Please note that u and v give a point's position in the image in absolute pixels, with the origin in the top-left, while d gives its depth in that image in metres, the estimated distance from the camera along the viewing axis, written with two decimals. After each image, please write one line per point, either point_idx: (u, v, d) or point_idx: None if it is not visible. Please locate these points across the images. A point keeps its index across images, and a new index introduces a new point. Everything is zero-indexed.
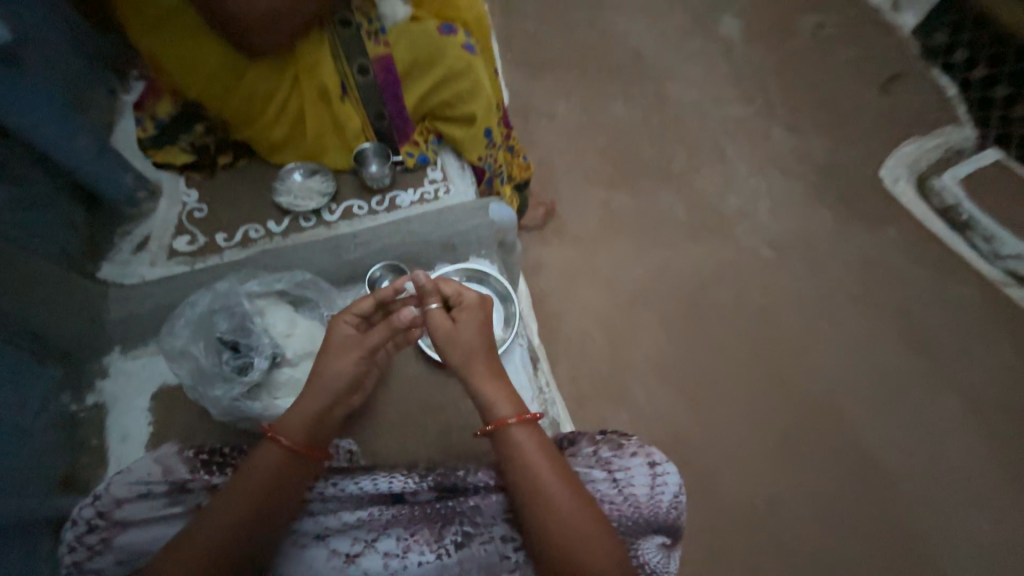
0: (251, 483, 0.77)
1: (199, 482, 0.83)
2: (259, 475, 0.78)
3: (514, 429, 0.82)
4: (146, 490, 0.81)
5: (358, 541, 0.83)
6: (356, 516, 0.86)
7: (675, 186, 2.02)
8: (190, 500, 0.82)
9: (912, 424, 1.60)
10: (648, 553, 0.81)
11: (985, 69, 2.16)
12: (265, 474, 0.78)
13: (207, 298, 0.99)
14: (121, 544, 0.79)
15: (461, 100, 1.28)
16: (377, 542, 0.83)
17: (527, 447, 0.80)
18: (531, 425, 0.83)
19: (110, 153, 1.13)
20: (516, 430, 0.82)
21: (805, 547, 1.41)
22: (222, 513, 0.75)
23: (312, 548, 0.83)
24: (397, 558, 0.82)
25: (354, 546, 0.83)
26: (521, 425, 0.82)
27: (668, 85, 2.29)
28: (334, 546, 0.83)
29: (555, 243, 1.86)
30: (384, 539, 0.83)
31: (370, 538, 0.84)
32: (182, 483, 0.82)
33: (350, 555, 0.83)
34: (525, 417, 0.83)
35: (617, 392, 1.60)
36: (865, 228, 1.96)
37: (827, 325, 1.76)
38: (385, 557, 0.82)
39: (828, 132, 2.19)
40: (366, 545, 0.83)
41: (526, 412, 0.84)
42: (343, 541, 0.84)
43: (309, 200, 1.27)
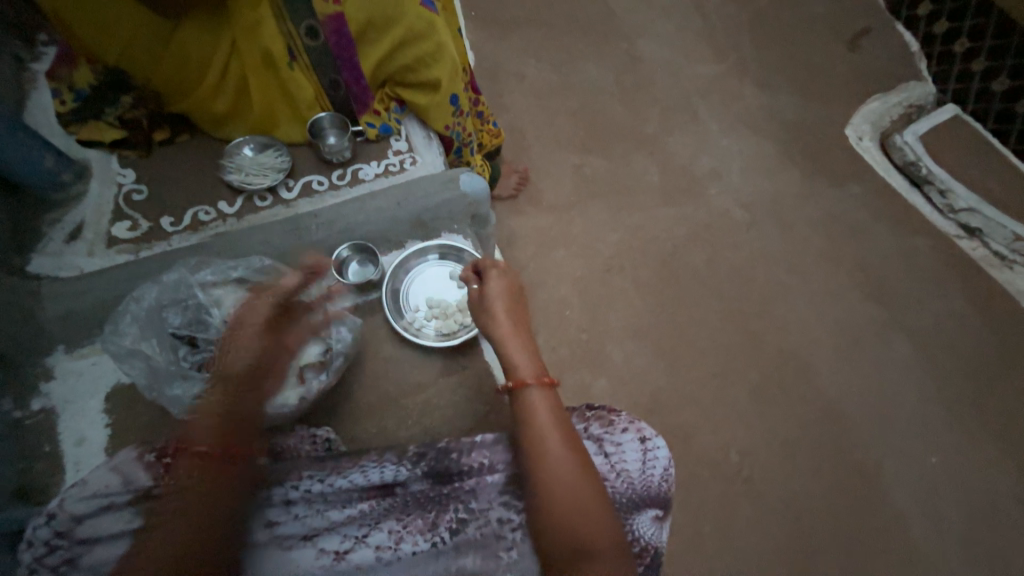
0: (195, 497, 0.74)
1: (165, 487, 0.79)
2: (191, 486, 0.75)
3: (530, 390, 0.83)
4: (108, 503, 0.77)
5: (348, 538, 0.81)
6: (345, 513, 0.83)
7: (649, 150, 1.98)
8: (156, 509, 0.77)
9: (870, 372, 1.70)
10: (642, 527, 0.82)
11: (946, 24, 2.17)
12: (193, 487, 0.74)
13: (154, 292, 0.93)
14: (88, 563, 0.74)
15: (424, 64, 1.18)
16: (367, 537, 0.82)
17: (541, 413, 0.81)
18: (547, 391, 0.83)
19: (17, 129, 0.99)
20: (533, 392, 0.83)
21: (775, 490, 1.51)
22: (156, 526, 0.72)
23: (298, 549, 0.81)
24: (389, 549, 0.81)
25: (343, 543, 0.81)
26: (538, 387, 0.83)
27: (640, 42, 2.21)
28: (321, 545, 0.81)
29: (530, 212, 1.81)
30: (375, 533, 0.82)
31: (360, 534, 0.82)
32: (147, 491, 0.78)
33: (340, 552, 0.80)
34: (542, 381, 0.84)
35: (596, 358, 1.61)
36: (832, 187, 1.99)
37: (795, 282, 1.81)
38: (376, 551, 0.81)
39: (798, 89, 2.18)
40: (356, 542, 0.81)
41: (546, 376, 0.85)
42: (331, 539, 0.81)
43: (263, 177, 1.17)
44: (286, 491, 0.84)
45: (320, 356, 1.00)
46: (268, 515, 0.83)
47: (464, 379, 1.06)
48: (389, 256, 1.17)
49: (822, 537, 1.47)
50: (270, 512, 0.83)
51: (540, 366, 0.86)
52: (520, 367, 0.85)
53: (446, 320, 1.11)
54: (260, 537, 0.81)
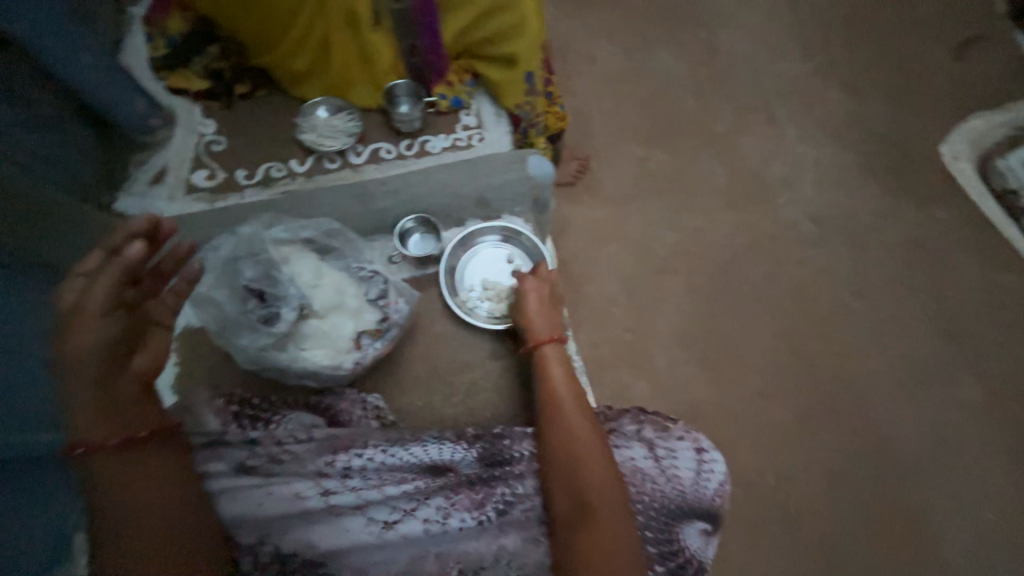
0: (156, 464, 0.73)
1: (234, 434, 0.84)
2: (155, 453, 0.74)
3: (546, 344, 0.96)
4: None
5: (398, 510, 0.81)
6: (401, 488, 0.83)
7: (718, 149, 1.87)
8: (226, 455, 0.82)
9: (932, 413, 1.58)
10: (689, 536, 0.82)
11: None
12: (161, 451, 0.74)
13: (231, 245, 0.97)
14: None
15: (504, 37, 1.13)
16: (415, 511, 0.81)
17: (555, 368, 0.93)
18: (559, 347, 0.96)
19: (117, 72, 1.02)
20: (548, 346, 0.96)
21: (811, 521, 1.44)
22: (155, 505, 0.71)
23: (348, 517, 0.80)
24: (438, 523, 0.81)
25: (392, 514, 0.81)
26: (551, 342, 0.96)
27: (721, 32, 2.06)
28: (370, 514, 0.81)
29: (585, 201, 1.76)
30: (424, 507, 0.82)
31: (409, 506, 0.82)
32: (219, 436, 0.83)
33: (389, 522, 0.81)
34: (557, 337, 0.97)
35: (637, 359, 1.57)
36: (916, 209, 1.83)
37: (860, 306, 1.69)
38: (424, 523, 0.81)
39: (891, 97, 1.99)
40: (404, 514, 0.81)
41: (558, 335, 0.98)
42: (380, 509, 0.81)
43: (333, 140, 1.17)
44: (347, 458, 0.84)
45: (377, 324, 0.99)
46: (324, 481, 0.82)
47: (512, 365, 1.06)
48: (450, 232, 1.14)
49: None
50: (325, 480, 0.82)
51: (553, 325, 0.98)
52: (535, 324, 0.98)
53: (500, 303, 1.09)
54: (313, 500, 0.81)
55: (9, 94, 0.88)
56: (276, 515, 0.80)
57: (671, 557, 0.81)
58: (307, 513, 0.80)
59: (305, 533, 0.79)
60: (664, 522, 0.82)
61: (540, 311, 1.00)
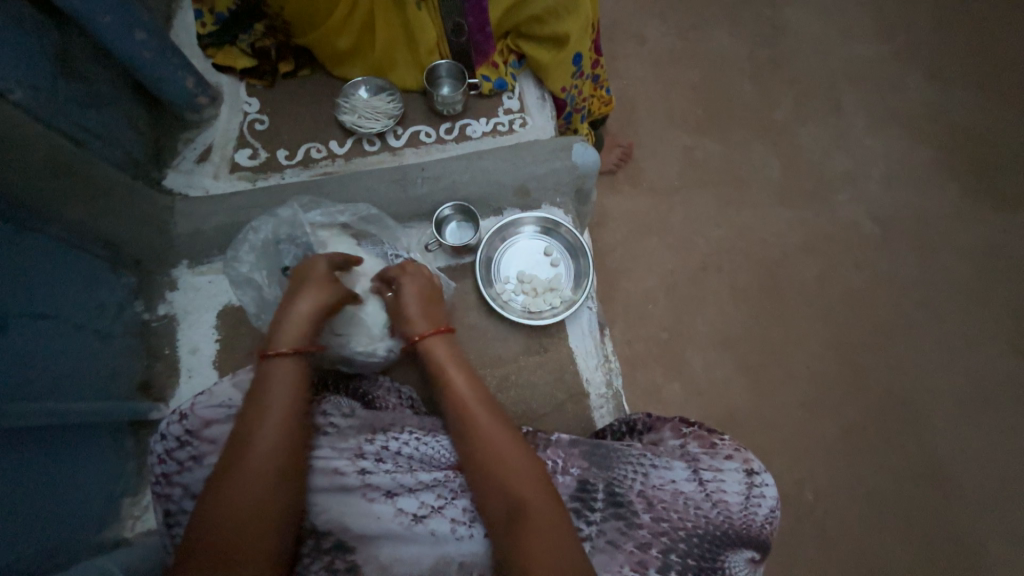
0: (274, 402, 0.74)
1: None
2: (282, 389, 0.76)
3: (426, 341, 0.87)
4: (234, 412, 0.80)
5: (426, 505, 0.79)
6: (430, 477, 0.81)
7: (775, 140, 1.73)
8: None
9: (997, 439, 1.45)
10: (736, 566, 0.76)
11: None
12: (289, 390, 0.76)
13: (271, 226, 0.98)
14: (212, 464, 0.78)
15: (554, 15, 1.06)
16: (443, 509, 0.79)
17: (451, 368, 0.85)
18: (444, 339, 0.88)
19: (168, 50, 1.02)
20: (432, 343, 0.87)
21: (850, 542, 1.36)
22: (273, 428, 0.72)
23: (380, 504, 0.78)
24: (465, 525, 0.79)
25: (421, 508, 0.79)
26: (436, 337, 0.87)
27: (787, 9, 1.89)
28: (400, 505, 0.78)
29: (626, 192, 1.67)
30: (452, 506, 0.80)
31: (438, 503, 0.80)
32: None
33: (418, 516, 0.78)
34: (442, 329, 0.88)
35: (672, 360, 1.51)
36: (999, 214, 1.64)
37: (924, 318, 1.55)
38: (452, 524, 0.78)
39: (981, 85, 1.78)
40: (433, 510, 0.79)
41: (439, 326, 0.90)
42: (410, 500, 0.79)
43: (374, 122, 1.15)
44: (384, 439, 0.84)
45: None
46: (359, 460, 0.81)
47: (545, 362, 1.04)
48: (488, 221, 1.12)
49: None
50: (362, 459, 0.81)
51: (434, 316, 0.91)
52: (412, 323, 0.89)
53: (535, 298, 1.08)
54: (350, 479, 0.79)
55: (68, 69, 0.89)
56: (315, 487, 0.78)
57: None
58: (343, 488, 0.79)
59: (338, 509, 0.78)
60: (709, 551, 0.75)
61: (418, 307, 0.90)
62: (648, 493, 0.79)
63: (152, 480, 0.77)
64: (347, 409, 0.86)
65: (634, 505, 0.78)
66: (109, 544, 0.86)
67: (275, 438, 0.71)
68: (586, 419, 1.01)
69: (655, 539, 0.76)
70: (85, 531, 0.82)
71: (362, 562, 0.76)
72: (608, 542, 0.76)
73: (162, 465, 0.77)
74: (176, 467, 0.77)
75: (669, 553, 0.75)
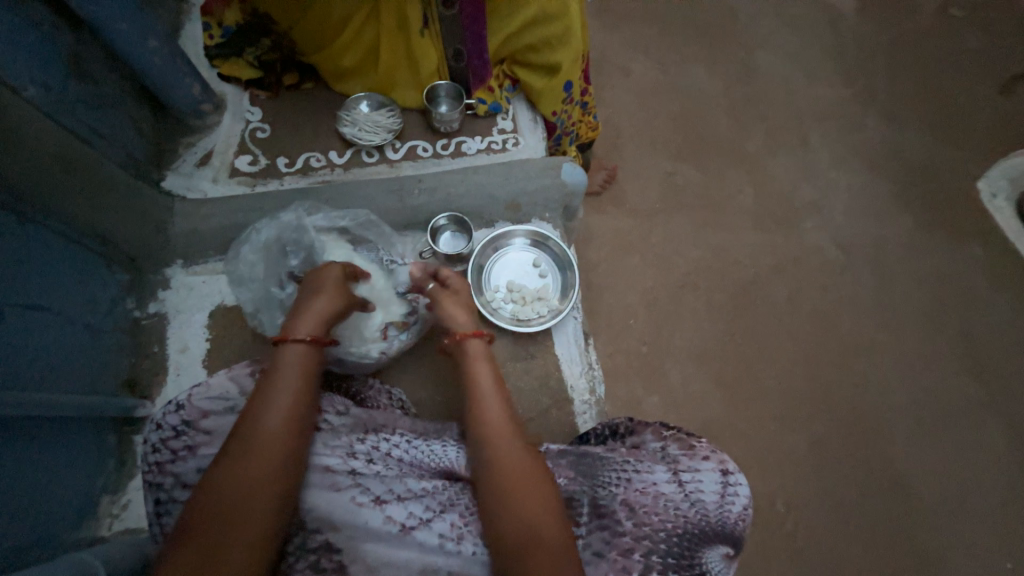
0: (281, 398, 0.75)
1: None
2: (292, 373, 0.79)
3: (468, 344, 0.91)
4: (232, 405, 0.82)
5: (414, 516, 0.79)
6: (420, 486, 0.82)
7: (748, 169, 1.86)
8: None
9: (954, 454, 1.54)
10: (713, 561, 0.79)
11: None
12: (293, 377, 0.78)
13: (273, 229, 1.01)
14: (204, 456, 0.78)
15: (548, 46, 1.15)
16: (432, 521, 0.79)
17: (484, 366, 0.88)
18: (483, 345, 0.91)
19: (178, 57, 1.06)
20: (470, 345, 0.90)
21: (819, 552, 1.41)
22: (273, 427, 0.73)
23: (368, 511, 0.78)
24: (452, 541, 0.78)
25: (410, 519, 0.78)
26: (474, 342, 0.90)
27: (758, 52, 2.06)
28: (389, 513, 0.78)
29: (610, 212, 1.76)
30: (441, 520, 0.79)
31: (427, 515, 0.79)
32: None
33: (406, 526, 0.77)
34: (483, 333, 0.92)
35: (651, 373, 1.56)
36: (949, 244, 1.79)
37: (885, 339, 1.66)
38: (439, 538, 0.78)
39: (931, 128, 1.96)
40: (421, 522, 0.79)
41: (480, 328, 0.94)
42: (399, 509, 0.79)
43: (374, 134, 1.21)
44: (376, 440, 0.86)
45: (404, 317, 1.04)
46: (349, 462, 0.82)
47: (531, 368, 1.08)
48: (480, 232, 1.18)
49: None
50: (352, 461, 0.82)
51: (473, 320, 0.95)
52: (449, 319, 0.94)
53: (524, 306, 1.12)
54: (341, 479, 0.80)
55: (78, 72, 0.92)
56: (308, 483, 0.79)
57: None
58: (331, 487, 0.79)
59: (324, 508, 0.77)
60: (687, 549, 0.78)
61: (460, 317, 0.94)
62: (632, 499, 0.82)
63: (144, 469, 0.78)
64: (341, 408, 0.88)
65: (618, 513, 0.81)
66: (85, 542, 0.86)
67: (286, 422, 0.74)
68: (569, 423, 1.05)
69: (638, 543, 0.78)
70: (59, 528, 0.81)
71: (348, 566, 0.76)
72: (594, 553, 0.79)
73: (156, 453, 0.78)
74: (169, 456, 0.78)
75: (651, 555, 0.77)
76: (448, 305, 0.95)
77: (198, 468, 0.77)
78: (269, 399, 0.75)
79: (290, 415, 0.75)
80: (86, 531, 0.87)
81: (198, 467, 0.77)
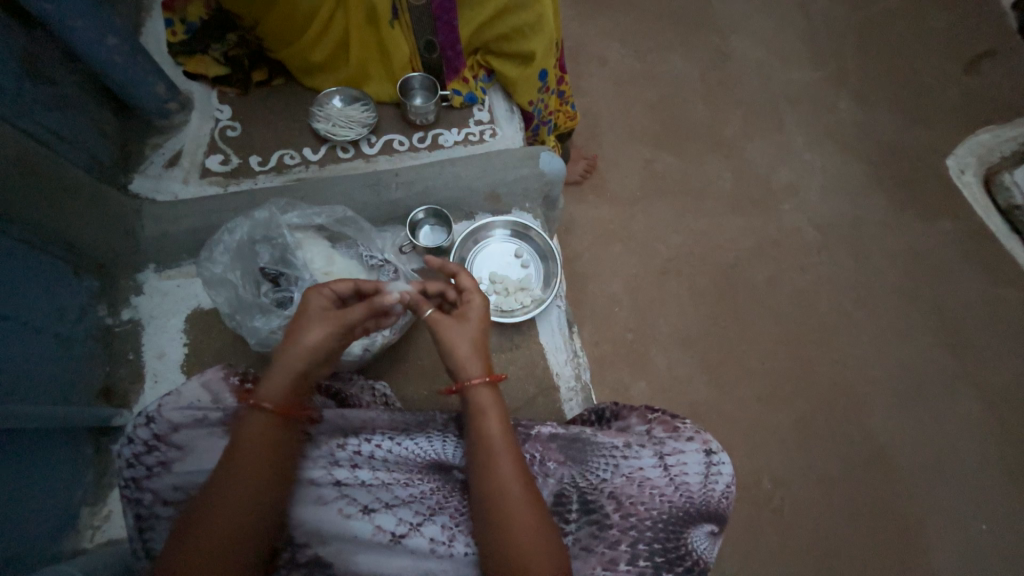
0: (250, 450, 0.73)
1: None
2: (257, 440, 0.74)
3: (480, 390, 0.79)
4: (201, 416, 0.79)
5: (404, 523, 0.79)
6: (407, 492, 0.82)
7: (726, 154, 1.88)
8: None
9: (930, 424, 1.59)
10: (697, 541, 0.81)
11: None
12: (260, 435, 0.74)
13: (246, 228, 0.98)
14: (180, 470, 0.77)
15: (521, 34, 1.14)
16: (422, 526, 0.79)
17: (492, 415, 0.78)
18: (493, 389, 0.80)
19: (139, 55, 1.03)
20: (482, 391, 0.79)
21: (805, 524, 1.45)
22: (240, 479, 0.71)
23: (357, 520, 0.79)
24: (443, 544, 0.78)
25: (400, 526, 0.79)
26: (487, 387, 0.79)
27: (732, 38, 2.07)
28: (378, 522, 0.79)
29: (591, 201, 1.77)
30: (431, 524, 0.80)
31: (416, 520, 0.80)
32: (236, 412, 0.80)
33: (396, 534, 0.79)
34: (489, 378, 0.80)
35: (638, 359, 1.58)
36: (922, 221, 1.84)
37: (862, 315, 1.70)
38: (430, 542, 0.78)
39: (901, 108, 2.00)
40: (411, 528, 0.79)
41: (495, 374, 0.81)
42: (388, 518, 0.79)
43: (348, 129, 1.19)
44: (357, 443, 0.84)
45: None
46: (333, 471, 0.81)
47: (516, 358, 1.08)
48: (460, 225, 1.18)
49: None
50: (336, 470, 0.81)
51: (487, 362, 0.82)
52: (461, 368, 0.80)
53: (507, 297, 1.12)
54: (327, 490, 0.80)
55: (34, 72, 0.89)
56: (295, 500, 0.79)
57: (679, 564, 0.79)
58: (317, 500, 0.79)
59: (313, 522, 0.78)
60: (672, 533, 0.81)
61: (466, 352, 0.81)
62: (618, 491, 0.83)
63: (120, 484, 0.76)
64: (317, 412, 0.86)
65: (605, 507, 0.82)
66: (66, 554, 0.85)
67: (254, 471, 0.72)
68: (557, 411, 1.06)
69: (625, 534, 0.80)
70: (34, 542, 0.80)
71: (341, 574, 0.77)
72: (582, 548, 0.80)
73: (131, 468, 0.76)
74: (145, 472, 0.76)
75: (638, 544, 0.80)
76: (450, 338, 0.81)
77: (175, 484, 0.76)
78: (233, 458, 0.72)
79: (257, 463, 0.73)
80: (66, 544, 0.86)
81: (174, 483, 0.76)
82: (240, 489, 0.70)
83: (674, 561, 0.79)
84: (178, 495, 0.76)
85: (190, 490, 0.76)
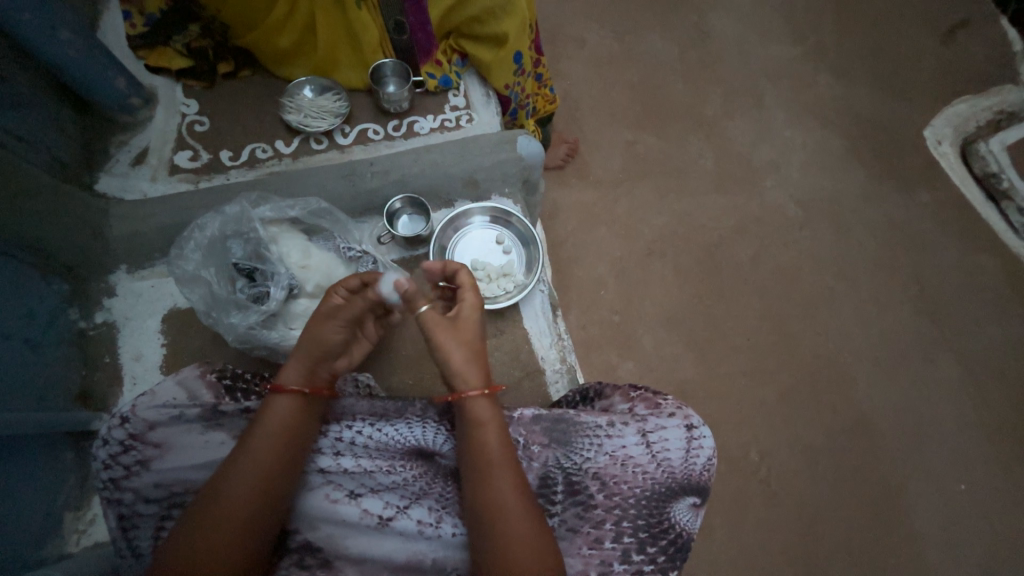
0: (246, 451, 0.73)
1: (231, 405, 0.80)
2: (254, 436, 0.74)
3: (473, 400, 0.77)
4: (178, 413, 0.78)
5: (391, 506, 0.80)
6: (390, 479, 0.81)
7: (708, 133, 1.87)
8: (224, 422, 0.79)
9: (910, 391, 1.63)
10: (680, 513, 0.83)
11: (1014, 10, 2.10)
12: (263, 431, 0.74)
13: (218, 222, 0.97)
14: (159, 469, 0.76)
15: (493, 16, 1.10)
16: (409, 509, 0.80)
17: (487, 429, 0.76)
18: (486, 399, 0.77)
19: (96, 49, 1.00)
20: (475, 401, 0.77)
21: (791, 493, 1.49)
22: (233, 478, 0.71)
23: (344, 505, 0.79)
24: (430, 526, 0.79)
25: (387, 510, 0.80)
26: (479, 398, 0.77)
27: (711, 15, 2.05)
28: (365, 506, 0.80)
29: (574, 184, 1.76)
30: (417, 507, 0.80)
31: (403, 504, 0.81)
32: (213, 407, 0.79)
33: (384, 517, 0.80)
34: (486, 390, 0.78)
35: (625, 340, 1.59)
36: (901, 193, 1.86)
37: (843, 288, 1.73)
38: (418, 524, 0.79)
39: (879, 81, 2.01)
40: (399, 511, 0.80)
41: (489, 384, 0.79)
42: (375, 501, 0.80)
43: (320, 119, 1.16)
44: (338, 430, 0.83)
45: None
46: (319, 459, 0.81)
47: (502, 344, 1.08)
48: (440, 213, 1.17)
49: (831, 546, 1.45)
50: (320, 458, 0.81)
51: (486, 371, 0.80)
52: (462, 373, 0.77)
53: (489, 284, 1.12)
54: (313, 477, 0.80)
55: None
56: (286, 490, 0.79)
57: (662, 537, 0.82)
58: (306, 487, 0.80)
59: (303, 506, 0.79)
60: (654, 508, 0.83)
61: (462, 357, 0.77)
62: (602, 471, 0.84)
63: (99, 487, 0.75)
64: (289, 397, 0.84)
65: (589, 488, 0.83)
66: (51, 559, 0.85)
67: (245, 476, 0.71)
68: (542, 394, 1.06)
69: (609, 514, 0.82)
70: (16, 550, 0.79)
71: (332, 558, 0.78)
72: (569, 529, 0.82)
73: (109, 470, 0.75)
74: (123, 472, 0.75)
75: (621, 522, 0.82)
76: (444, 343, 0.78)
77: (156, 482, 0.76)
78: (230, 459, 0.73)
79: (252, 463, 0.72)
80: (52, 549, 0.86)
81: (156, 481, 0.76)
82: (235, 492, 0.70)
83: (658, 535, 0.82)
84: (160, 492, 0.76)
85: (171, 487, 0.76)
